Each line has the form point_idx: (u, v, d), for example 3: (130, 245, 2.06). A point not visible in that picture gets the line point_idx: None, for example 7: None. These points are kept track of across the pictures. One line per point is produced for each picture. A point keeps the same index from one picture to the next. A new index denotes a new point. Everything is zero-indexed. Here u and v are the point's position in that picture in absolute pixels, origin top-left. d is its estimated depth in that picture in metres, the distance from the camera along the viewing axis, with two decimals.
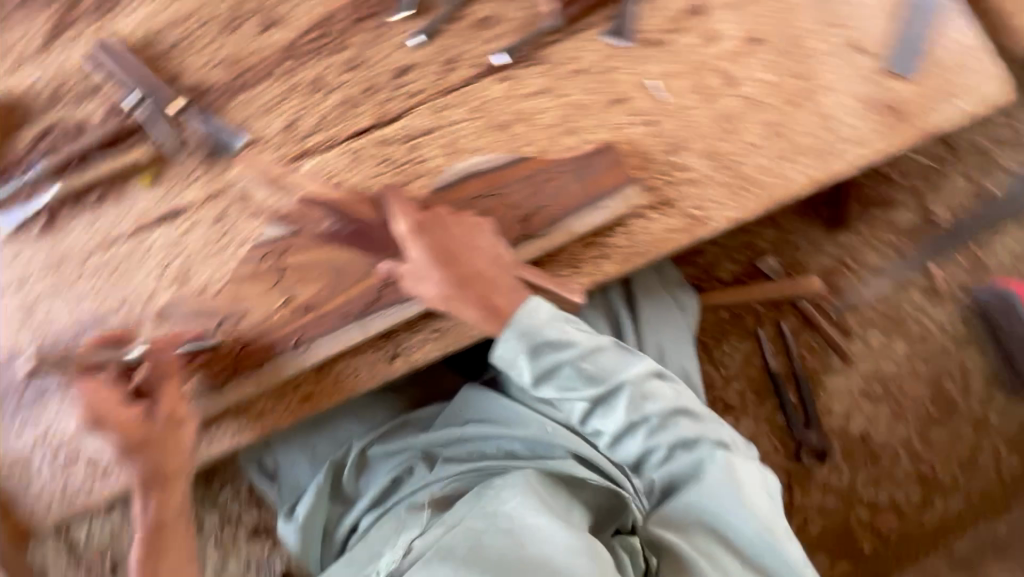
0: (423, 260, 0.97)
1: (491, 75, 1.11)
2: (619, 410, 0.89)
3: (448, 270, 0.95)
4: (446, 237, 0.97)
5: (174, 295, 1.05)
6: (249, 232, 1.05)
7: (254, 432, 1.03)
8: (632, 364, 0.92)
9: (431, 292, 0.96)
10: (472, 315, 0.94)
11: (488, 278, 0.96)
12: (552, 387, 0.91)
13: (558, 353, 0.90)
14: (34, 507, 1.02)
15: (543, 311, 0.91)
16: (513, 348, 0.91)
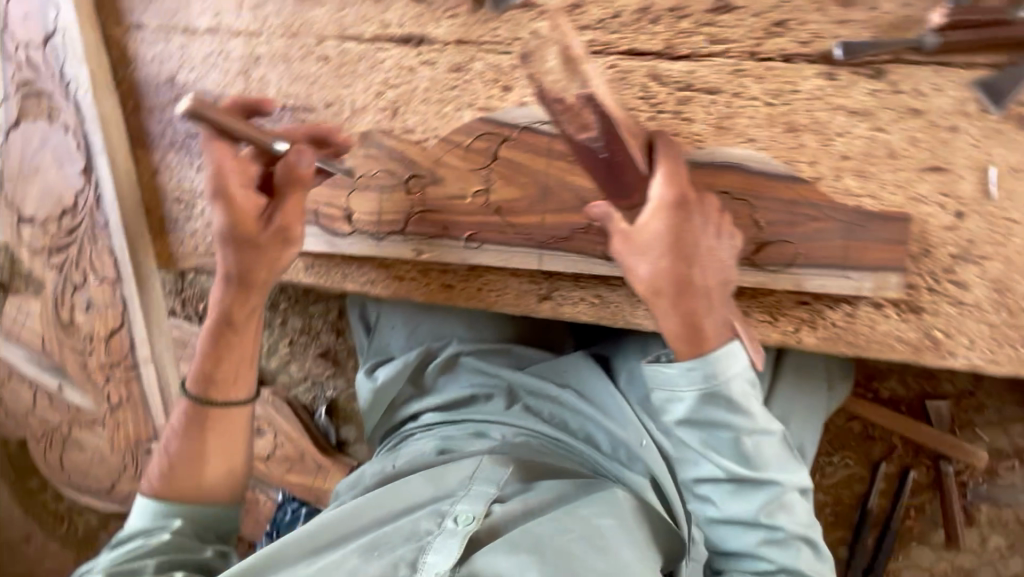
0: (657, 243, 0.71)
1: (815, 64, 0.91)
2: (750, 503, 0.73)
3: (681, 272, 0.70)
4: (698, 225, 0.72)
5: (382, 124, 1.00)
6: (483, 98, 0.94)
7: (388, 290, 1.05)
8: (791, 465, 0.74)
9: (636, 274, 0.73)
10: (669, 331, 0.72)
11: (712, 296, 0.72)
12: (694, 438, 0.74)
13: (727, 412, 0.71)
14: (187, 240, 1.08)
15: (740, 358, 0.71)
16: (678, 374, 0.72)
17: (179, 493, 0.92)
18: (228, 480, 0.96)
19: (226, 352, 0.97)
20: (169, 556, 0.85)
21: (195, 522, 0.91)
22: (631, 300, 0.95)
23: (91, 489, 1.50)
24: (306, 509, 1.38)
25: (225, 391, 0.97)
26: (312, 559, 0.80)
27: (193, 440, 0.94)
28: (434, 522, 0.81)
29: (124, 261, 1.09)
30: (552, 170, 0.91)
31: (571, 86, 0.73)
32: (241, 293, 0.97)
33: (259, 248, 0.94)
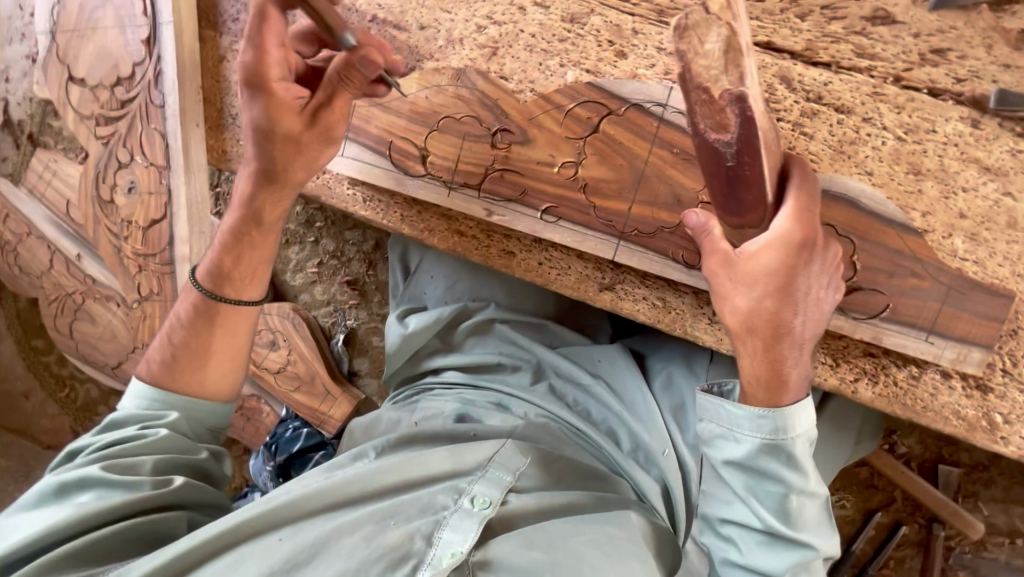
0: (768, 277, 0.69)
1: (962, 107, 0.83)
2: (778, 558, 0.71)
3: (783, 314, 0.69)
4: (809, 270, 0.70)
5: (478, 62, 0.92)
6: (594, 60, 0.87)
7: (443, 242, 1.00)
8: (826, 533, 0.73)
9: (732, 304, 0.71)
10: (753, 370, 0.72)
11: (801, 344, 0.72)
12: (739, 480, 0.73)
13: (783, 467, 0.71)
14: (244, 142, 0.99)
15: (807, 419, 0.71)
16: (743, 417, 0.72)
17: (182, 384, 0.87)
18: (229, 380, 0.90)
19: (247, 249, 0.89)
20: (167, 457, 0.82)
21: (190, 417, 0.87)
22: (696, 311, 0.91)
23: (97, 362, 1.50)
24: (308, 429, 1.40)
25: (241, 290, 0.89)
26: (320, 517, 0.76)
27: (200, 333, 0.87)
28: (450, 497, 0.79)
29: (177, 150, 1.02)
30: (652, 159, 0.85)
31: (721, 76, 0.63)
32: (273, 192, 0.89)
33: (296, 142, 0.86)
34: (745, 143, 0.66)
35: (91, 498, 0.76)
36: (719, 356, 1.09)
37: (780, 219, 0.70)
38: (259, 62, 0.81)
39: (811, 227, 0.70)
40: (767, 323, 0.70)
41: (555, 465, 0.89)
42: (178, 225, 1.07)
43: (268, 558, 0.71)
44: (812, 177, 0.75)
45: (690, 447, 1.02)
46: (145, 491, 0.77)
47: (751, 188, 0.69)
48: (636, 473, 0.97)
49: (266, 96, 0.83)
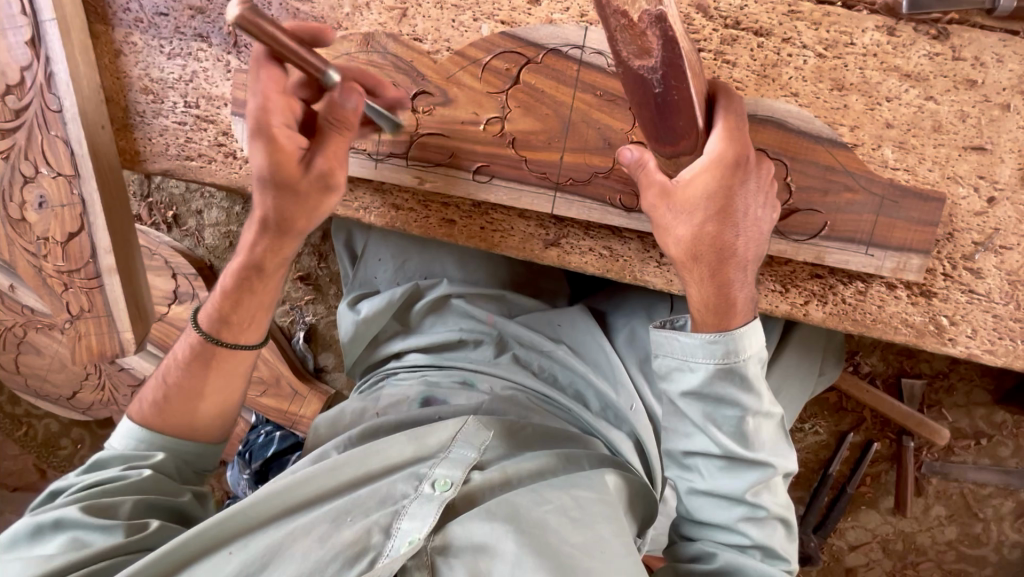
0: (708, 201, 0.68)
1: (877, 16, 0.83)
2: (740, 480, 0.71)
3: (726, 236, 0.70)
4: (746, 189, 0.70)
5: (388, 26, 0.88)
6: (506, 10, 0.84)
7: (379, 219, 0.97)
8: (785, 450, 0.73)
9: (675, 233, 0.71)
10: (700, 296, 0.72)
11: (745, 265, 0.72)
12: (697, 409, 0.71)
13: (737, 390, 0.70)
14: (157, 138, 0.96)
15: (756, 342, 0.70)
16: (696, 344, 0.70)
17: (167, 424, 0.84)
18: (218, 421, 0.87)
19: (243, 294, 0.87)
20: (146, 499, 0.78)
21: (178, 458, 0.84)
22: (642, 256, 0.91)
23: (50, 395, 1.44)
24: (280, 433, 1.35)
25: (236, 333, 0.86)
26: (272, 526, 0.70)
27: (191, 374, 0.84)
28: (410, 485, 0.74)
29: (83, 156, 0.91)
30: (577, 105, 0.83)
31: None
32: (275, 241, 0.85)
33: (296, 193, 0.80)
34: (670, 66, 0.60)
35: (61, 542, 0.72)
36: (679, 304, 1.08)
37: (712, 143, 0.68)
38: (260, 112, 0.76)
39: (744, 147, 0.69)
40: (710, 248, 0.70)
41: (522, 433, 0.85)
42: (98, 235, 0.94)
43: (218, 573, 0.66)
44: (736, 100, 0.73)
45: (657, 398, 1.02)
46: (119, 537, 0.72)
47: (682, 116, 0.65)
48: (607, 431, 0.98)
49: (266, 146, 0.78)
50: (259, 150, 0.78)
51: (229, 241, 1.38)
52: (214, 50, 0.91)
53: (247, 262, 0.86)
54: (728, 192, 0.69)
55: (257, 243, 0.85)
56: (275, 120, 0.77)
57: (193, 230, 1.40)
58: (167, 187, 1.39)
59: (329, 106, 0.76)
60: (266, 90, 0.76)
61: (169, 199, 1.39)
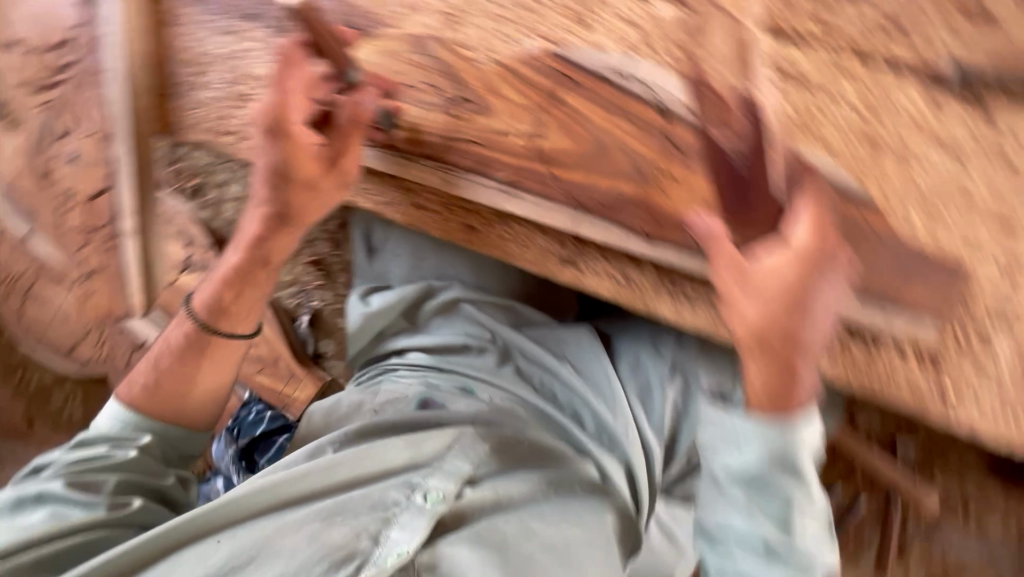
0: (786, 288, 0.66)
1: None
2: (779, 567, 0.70)
3: (800, 328, 0.66)
4: (825, 284, 0.67)
5: (435, 30, 0.88)
6: (555, 29, 0.84)
7: (403, 216, 0.99)
8: (826, 546, 0.72)
9: (745, 314, 0.68)
10: (762, 383, 0.68)
11: (813, 360, 0.68)
12: (741, 491, 0.72)
13: (786, 480, 0.70)
14: (193, 110, 0.97)
15: (813, 432, 0.70)
16: (747, 426, 0.71)
17: (160, 412, 0.84)
18: (207, 409, 0.87)
19: (247, 283, 0.89)
20: (129, 478, 0.77)
21: (163, 441, 0.84)
22: (657, 287, 0.91)
23: (51, 346, 1.45)
24: (271, 414, 1.35)
25: (235, 323, 0.88)
26: (265, 516, 0.71)
27: (187, 363, 0.85)
28: (402, 493, 0.73)
29: (119, 119, 0.97)
30: (614, 131, 0.84)
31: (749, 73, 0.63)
32: (283, 233, 0.91)
33: (314, 187, 0.91)
34: (751, 145, 0.75)
35: (43, 515, 0.72)
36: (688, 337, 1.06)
37: (796, 230, 0.68)
38: (282, 108, 0.88)
39: (831, 246, 0.68)
40: (779, 338, 0.67)
41: (516, 448, 0.82)
42: None
43: (205, 561, 0.66)
44: (834, 201, 0.75)
45: (654, 430, 1.02)
46: (100, 512, 0.73)
47: (759, 191, 0.74)
48: (598, 455, 0.98)
49: (286, 142, 0.88)
50: (281, 144, 0.88)
51: None
52: (259, 32, 0.91)
53: (249, 255, 0.89)
54: (807, 283, 0.66)
55: (263, 232, 0.90)
56: (296, 117, 0.88)
57: None
58: None
59: (352, 108, 0.91)
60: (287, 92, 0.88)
61: None
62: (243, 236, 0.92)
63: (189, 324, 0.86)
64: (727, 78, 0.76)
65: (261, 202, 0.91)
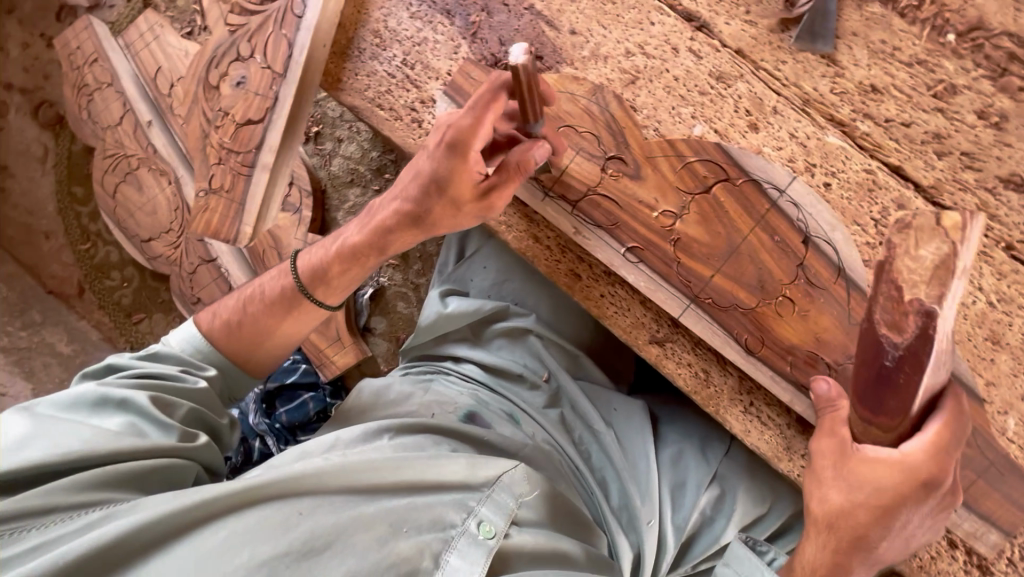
0: (872, 488, 0.71)
1: None
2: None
3: (870, 528, 0.71)
4: (918, 508, 0.71)
5: (614, 84, 0.92)
6: (725, 122, 0.88)
7: (516, 242, 1.00)
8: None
9: (825, 494, 0.74)
10: (819, 557, 0.73)
11: (870, 565, 0.73)
12: None
13: None
14: (362, 77, 1.00)
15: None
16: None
17: (231, 350, 0.91)
18: (271, 361, 0.95)
19: (351, 267, 0.93)
20: (199, 409, 0.84)
21: (224, 379, 0.92)
22: (733, 395, 0.92)
23: (127, 231, 1.49)
24: (305, 366, 1.42)
25: (326, 294, 0.93)
26: (336, 499, 0.72)
27: (273, 314, 0.92)
28: (458, 515, 0.75)
29: (297, 64, 1.01)
30: (751, 239, 0.86)
31: (919, 286, 0.74)
32: (409, 233, 0.90)
33: (457, 206, 0.87)
34: (911, 354, 0.74)
35: (122, 422, 0.77)
36: (734, 449, 1.07)
37: (911, 444, 0.72)
38: (469, 130, 0.81)
39: (940, 472, 0.71)
40: (848, 531, 0.72)
41: (557, 505, 0.84)
42: (270, 132, 1.04)
43: (288, 533, 0.66)
44: (961, 423, 0.75)
45: (674, 527, 0.99)
46: (172, 439, 0.78)
47: (897, 397, 0.75)
48: (616, 533, 0.97)
49: (456, 159, 0.83)
50: (449, 161, 0.83)
51: (352, 178, 1.43)
52: (453, 29, 0.97)
53: (372, 242, 0.91)
54: (900, 498, 0.71)
55: (389, 232, 0.91)
56: (477, 142, 0.82)
57: (326, 152, 1.45)
58: (324, 105, 1.45)
59: (526, 154, 0.83)
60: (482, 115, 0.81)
61: (321, 116, 1.45)
62: (371, 217, 0.94)
63: (288, 277, 0.93)
64: (916, 286, 0.75)
65: (402, 200, 0.89)
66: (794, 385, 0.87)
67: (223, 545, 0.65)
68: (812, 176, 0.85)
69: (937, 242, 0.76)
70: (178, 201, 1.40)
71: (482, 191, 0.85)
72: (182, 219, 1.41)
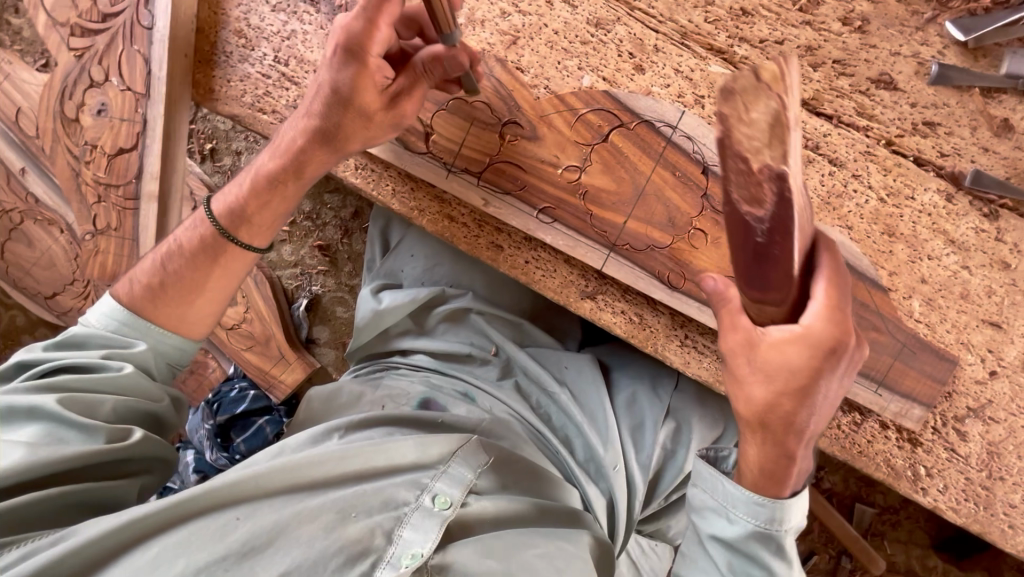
0: (787, 371, 0.69)
1: (942, 181, 0.89)
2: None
3: (793, 404, 0.69)
4: (832, 372, 0.69)
5: (496, 48, 0.91)
6: (611, 69, 0.89)
7: (433, 225, 0.97)
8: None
9: (748, 393, 0.71)
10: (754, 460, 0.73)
11: (805, 440, 0.72)
12: (724, 557, 0.75)
13: (770, 555, 0.73)
14: (235, 82, 0.95)
15: (800, 514, 0.73)
16: (738, 499, 0.74)
17: (162, 317, 0.86)
18: (208, 321, 0.90)
19: (271, 199, 0.89)
20: (127, 399, 0.80)
21: (157, 353, 0.86)
22: (668, 332, 0.95)
23: (28, 290, 1.38)
24: (254, 392, 1.38)
25: (254, 236, 0.89)
26: (278, 498, 0.72)
27: (198, 268, 0.87)
28: (411, 493, 0.76)
29: (159, 80, 0.97)
30: (654, 179, 0.88)
31: (763, 148, 0.68)
32: (322, 154, 0.87)
33: (368, 120, 0.85)
34: (778, 222, 0.69)
35: (37, 431, 0.74)
36: (684, 381, 1.11)
37: (807, 316, 0.69)
38: (364, 36, 0.79)
39: (842, 335, 0.68)
40: (773, 419, 0.70)
41: (513, 466, 0.87)
42: (148, 159, 1.03)
43: (222, 538, 0.67)
44: (844, 276, 0.72)
45: (640, 467, 1.02)
46: (99, 442, 0.75)
47: (778, 269, 0.70)
48: (587, 486, 0.97)
49: (354, 66, 0.81)
50: (349, 71, 0.81)
51: None
52: (319, 17, 0.92)
53: (283, 165, 0.88)
54: (810, 373, 0.68)
55: (297, 149, 0.87)
56: (374, 48, 0.80)
57: (226, 169, 1.36)
58: (212, 120, 1.36)
59: (433, 61, 0.83)
60: (377, 17, 0.79)
61: (212, 131, 1.36)
62: (280, 144, 0.89)
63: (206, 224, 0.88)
64: (761, 152, 0.69)
65: (310, 117, 0.86)
66: None
67: (156, 562, 0.64)
68: (703, 108, 0.87)
69: (766, 99, 0.67)
70: (74, 249, 1.29)
71: (389, 97, 0.85)
72: (83, 267, 1.31)
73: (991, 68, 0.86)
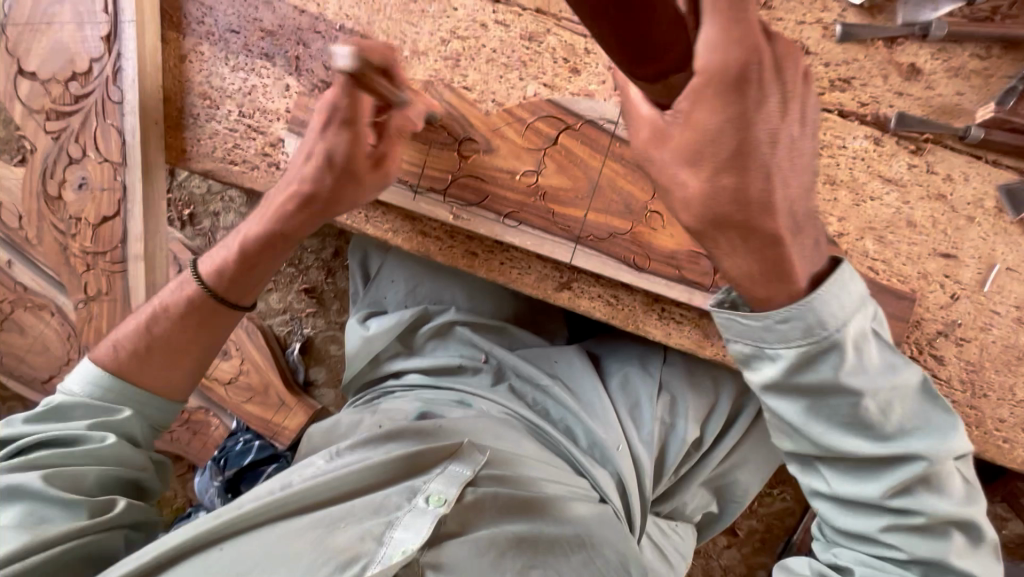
0: None
1: (868, 127, 0.97)
2: (877, 482, 0.67)
3: None
4: None
5: (443, 74, 0.99)
6: (550, 75, 0.96)
7: (408, 244, 1.03)
8: (938, 426, 0.66)
9: None
10: None
11: None
12: (794, 409, 0.66)
13: (834, 373, 0.63)
14: (205, 140, 1.02)
15: (852, 298, 0.63)
16: (763, 328, 0.63)
17: (147, 382, 0.91)
18: (190, 380, 0.95)
19: (257, 262, 0.96)
20: (110, 470, 0.84)
21: (142, 417, 0.90)
22: (645, 308, 0.99)
23: (24, 376, 1.39)
24: (259, 442, 1.34)
25: (238, 294, 0.96)
26: (267, 525, 0.79)
27: (185, 328, 0.94)
28: (405, 498, 0.81)
29: (133, 147, 1.06)
30: (605, 170, 0.95)
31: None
32: (307, 214, 0.94)
33: (357, 182, 0.93)
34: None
35: (17, 513, 0.76)
36: (672, 356, 1.14)
37: None
38: (348, 110, 0.89)
39: None
40: (731, 206, 0.60)
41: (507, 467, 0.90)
42: (132, 222, 1.14)
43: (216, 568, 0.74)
44: None
45: (643, 443, 1.04)
46: (84, 517, 0.78)
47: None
48: (593, 470, 0.98)
49: (346, 135, 0.90)
50: (342, 139, 0.90)
51: None
52: (277, 69, 0.99)
53: (271, 230, 0.95)
54: None
55: (289, 214, 0.94)
56: (359, 118, 0.90)
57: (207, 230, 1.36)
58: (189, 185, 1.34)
59: (403, 122, 0.93)
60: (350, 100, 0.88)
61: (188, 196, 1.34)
62: (263, 211, 0.97)
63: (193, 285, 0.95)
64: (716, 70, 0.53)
65: (297, 181, 0.94)
66: (688, 285, 0.95)
67: None
68: None
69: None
70: (65, 329, 1.30)
71: (375, 160, 0.93)
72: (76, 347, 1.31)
73: (888, 20, 0.94)
